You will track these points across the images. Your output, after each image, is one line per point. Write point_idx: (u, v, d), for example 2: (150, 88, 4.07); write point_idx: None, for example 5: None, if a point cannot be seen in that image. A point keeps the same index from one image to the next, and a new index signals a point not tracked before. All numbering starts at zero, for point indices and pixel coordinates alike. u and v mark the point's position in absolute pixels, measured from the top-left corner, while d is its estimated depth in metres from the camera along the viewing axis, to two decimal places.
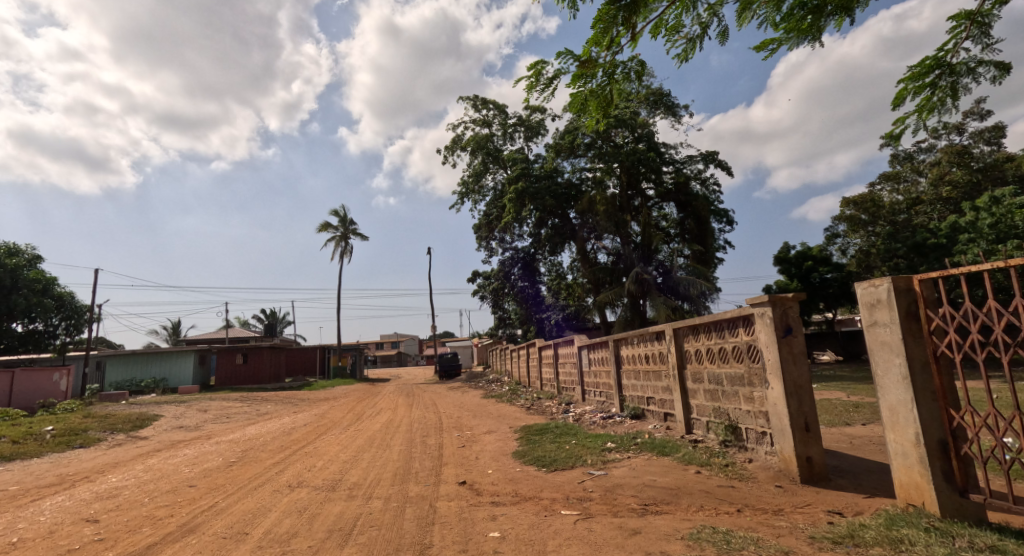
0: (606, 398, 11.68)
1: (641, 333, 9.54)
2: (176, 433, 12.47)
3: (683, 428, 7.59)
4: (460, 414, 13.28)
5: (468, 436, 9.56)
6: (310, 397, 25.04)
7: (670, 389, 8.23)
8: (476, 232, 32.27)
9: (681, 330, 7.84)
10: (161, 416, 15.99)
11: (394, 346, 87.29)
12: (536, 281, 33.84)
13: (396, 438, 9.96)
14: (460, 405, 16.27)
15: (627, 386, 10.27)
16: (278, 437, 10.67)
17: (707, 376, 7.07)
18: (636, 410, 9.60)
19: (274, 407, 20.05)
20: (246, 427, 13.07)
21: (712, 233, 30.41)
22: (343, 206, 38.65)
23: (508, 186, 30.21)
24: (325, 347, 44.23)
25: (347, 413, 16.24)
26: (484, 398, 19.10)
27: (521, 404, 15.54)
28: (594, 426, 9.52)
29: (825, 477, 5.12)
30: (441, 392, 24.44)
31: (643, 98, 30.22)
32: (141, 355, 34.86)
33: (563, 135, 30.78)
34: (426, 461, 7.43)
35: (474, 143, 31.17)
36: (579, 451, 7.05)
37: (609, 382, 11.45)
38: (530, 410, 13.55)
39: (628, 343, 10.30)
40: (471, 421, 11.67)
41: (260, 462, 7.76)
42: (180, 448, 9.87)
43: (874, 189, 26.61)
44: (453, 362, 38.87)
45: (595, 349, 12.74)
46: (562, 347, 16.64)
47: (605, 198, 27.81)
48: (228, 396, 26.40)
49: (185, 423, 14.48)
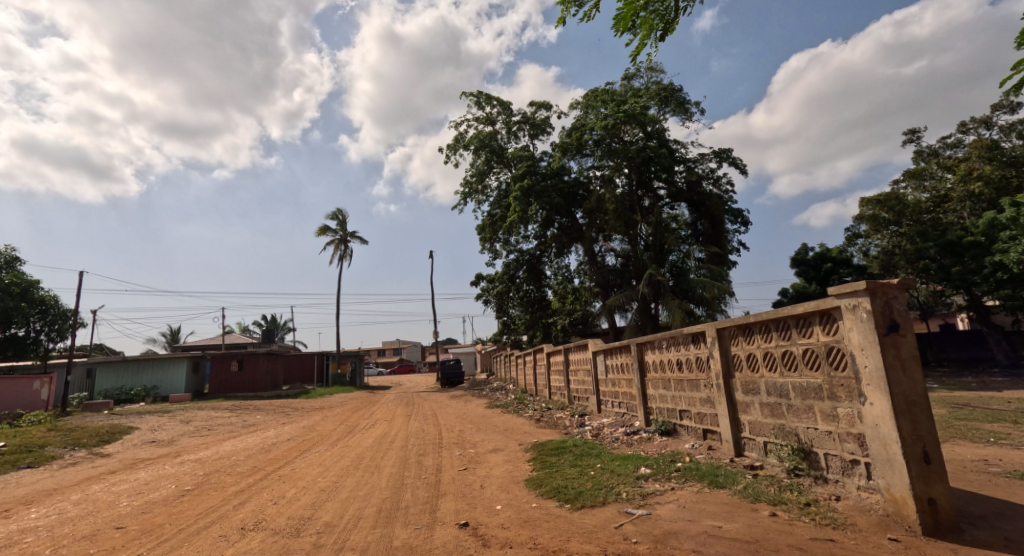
0: (627, 409, 10.37)
1: (672, 336, 8.23)
2: (144, 449, 11.19)
3: (732, 449, 6.27)
4: (462, 428, 11.99)
5: (471, 455, 8.26)
6: (304, 406, 23.72)
7: (712, 402, 6.92)
8: (479, 233, 30.90)
9: (726, 330, 6.53)
10: (138, 429, 14.74)
11: (397, 354, 86.17)
12: (542, 285, 32.61)
13: (390, 456, 8.71)
14: (462, 416, 14.99)
15: (654, 397, 8.94)
16: (255, 455, 9.36)
17: (765, 386, 5.74)
18: (667, 425, 8.29)
19: (264, 417, 18.78)
20: (223, 442, 11.78)
21: (726, 235, 29.20)
22: (341, 210, 41.49)
23: (512, 185, 29.02)
24: (324, 354, 42.97)
25: (340, 424, 14.97)
26: (488, 407, 17.80)
27: (529, 415, 14.26)
28: (618, 444, 8.20)
29: (955, 526, 3.78)
30: (442, 401, 23.11)
31: (653, 93, 29.09)
32: (131, 363, 33.68)
33: (570, 133, 29.60)
34: (420, 490, 6.12)
35: (478, 140, 30.02)
36: (608, 480, 5.68)
37: (631, 392, 10.16)
38: (541, 422, 12.26)
39: (654, 347, 9.01)
40: (475, 436, 10.39)
41: (219, 491, 6.43)
42: (138, 469, 8.54)
43: (897, 187, 25.20)
44: (455, 369, 37.57)
45: (612, 354, 11.45)
46: (572, 352, 15.38)
47: (615, 197, 26.59)
48: (218, 405, 25.11)
49: (160, 437, 13.21)
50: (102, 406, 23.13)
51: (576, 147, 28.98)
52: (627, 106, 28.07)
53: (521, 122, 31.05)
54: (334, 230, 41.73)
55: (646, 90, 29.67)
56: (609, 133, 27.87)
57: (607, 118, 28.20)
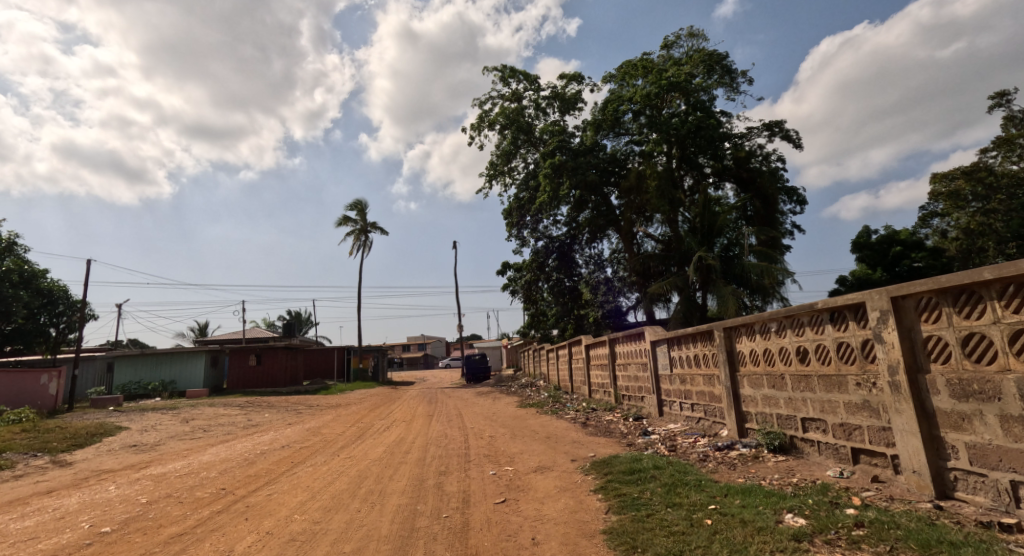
0: (706, 414, 8.15)
1: (789, 315, 5.88)
2: (115, 457, 9.36)
3: (931, 487, 3.94)
4: (495, 434, 9.89)
5: (508, 479, 6.11)
6: (321, 403, 22.14)
7: (876, 412, 4.57)
8: (506, 218, 28.68)
9: (908, 301, 4.16)
10: (128, 429, 13.11)
11: (422, 349, 84.97)
12: (574, 273, 30.40)
13: (402, 476, 6.65)
14: (492, 417, 12.99)
15: (755, 400, 6.70)
16: (234, 468, 7.37)
17: (1013, 388, 3.39)
18: (782, 440, 5.97)
19: (274, 416, 17.11)
20: (210, 448, 9.86)
21: (779, 216, 26.53)
22: (359, 199, 40.04)
23: (542, 163, 26.74)
24: (346, 348, 41.54)
25: (350, 426, 13.04)
26: (521, 407, 15.68)
27: (572, 417, 12.13)
28: (712, 464, 5.92)
29: None
30: (469, 398, 21.13)
31: (697, 62, 26.51)
32: (150, 356, 32.66)
33: (604, 107, 27.22)
34: (440, 546, 3.96)
35: (504, 117, 27.80)
36: (750, 542, 3.40)
37: (713, 392, 7.93)
38: (590, 427, 10.09)
39: (752, 332, 6.74)
40: (512, 447, 8.25)
41: (142, 541, 4.35)
42: (77, 488, 6.60)
43: (985, 157, 21.98)
44: (481, 364, 35.61)
45: (683, 344, 9.24)
46: (620, 343, 13.12)
47: (657, 173, 24.08)
48: (230, 401, 23.57)
49: (144, 439, 11.42)
50: (111, 402, 21.87)
51: (611, 122, 26.60)
52: (667, 75, 25.62)
53: (549, 97, 28.75)
54: (354, 220, 40.25)
55: (687, 58, 27.11)
56: (649, 104, 25.44)
57: (647, 88, 25.74)
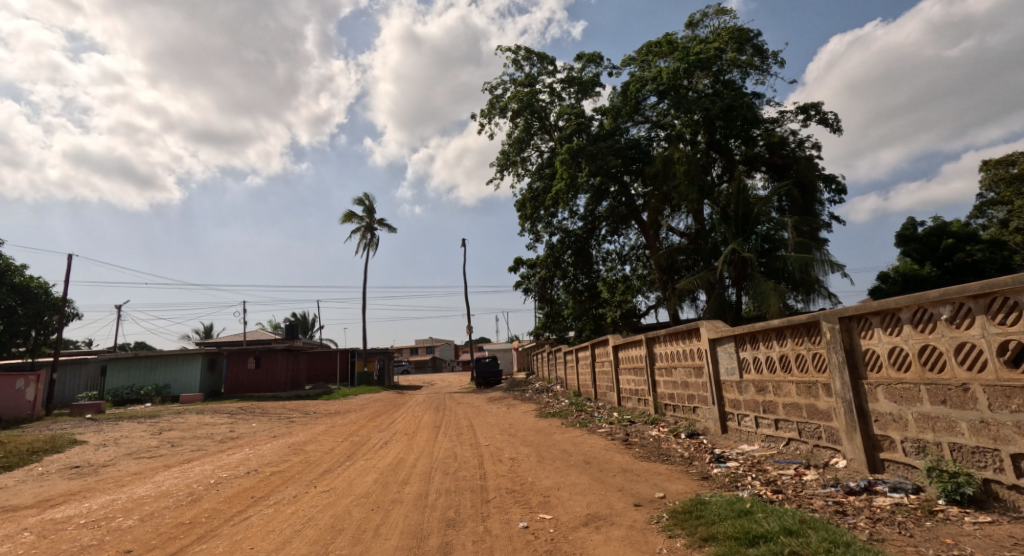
0: (803, 434, 6.11)
1: (983, 294, 3.79)
2: (39, 485, 7.43)
3: None
4: (518, 456, 7.88)
5: (549, 540, 4.11)
6: (319, 410, 20.30)
7: None
8: (519, 211, 26.68)
9: None
10: (84, 443, 11.23)
11: (429, 351, 83.18)
12: (592, 271, 28.32)
13: (393, 528, 4.68)
14: (510, 431, 10.99)
15: (903, 421, 4.62)
16: (167, 510, 5.38)
17: None
18: (974, 487, 3.86)
19: (264, 425, 15.25)
20: (161, 473, 7.88)
21: (818, 206, 24.34)
22: (365, 195, 38.38)
23: (559, 148, 24.75)
24: (350, 351, 39.69)
25: (343, 441, 11.10)
26: (541, 417, 13.68)
27: (608, 431, 10.09)
28: (864, 523, 3.85)
29: None
30: (480, 405, 19.18)
31: (726, 38, 24.40)
32: (143, 359, 31.03)
33: (624, 90, 25.15)
34: None
35: (517, 100, 25.83)
36: None
37: (817, 406, 5.85)
38: (637, 447, 8.07)
39: (896, 321, 4.64)
40: (543, 479, 6.25)
41: None
42: None
43: None
44: (491, 368, 33.64)
45: (759, 343, 7.17)
46: (662, 344, 11.08)
47: (685, 156, 21.89)
48: (221, 409, 21.73)
49: (92, 459, 9.49)
50: (92, 409, 20.11)
51: (631, 107, 24.48)
52: (694, 52, 23.61)
53: (565, 82, 26.85)
54: (360, 217, 38.65)
55: (713, 37, 24.94)
56: (673, 85, 23.44)
57: (671, 67, 23.73)
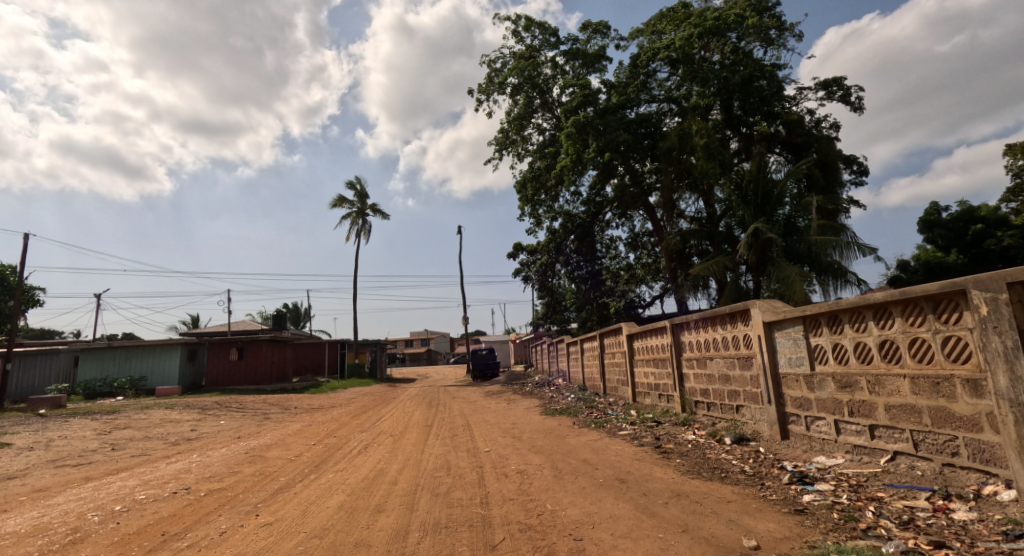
0: (922, 449, 4.49)
1: None
2: None
3: None
4: (527, 469, 6.18)
5: None
6: (302, 406, 18.58)
7: None
8: (519, 192, 24.89)
9: None
10: (7, 447, 9.43)
11: (424, 343, 81.51)
12: (595, 260, 26.58)
13: None
14: (512, 433, 9.32)
15: None
16: None
17: None
18: None
19: (233, 424, 13.50)
20: (71, 490, 6.14)
21: (839, 188, 22.64)
22: (356, 179, 36.46)
23: (563, 124, 22.95)
24: (340, 342, 37.95)
25: (316, 444, 9.40)
26: (546, 416, 12.03)
27: (632, 435, 8.42)
28: None
29: None
30: (477, 400, 17.58)
31: (743, 6, 22.55)
32: (118, 350, 29.16)
33: (633, 61, 23.32)
34: None
35: (518, 73, 23.97)
36: None
37: (951, 410, 4.21)
38: (678, 458, 6.40)
39: None
40: (567, 507, 4.57)
41: None
42: None
43: None
44: (488, 360, 32.00)
45: (846, 326, 5.44)
46: (691, 332, 9.43)
47: (703, 129, 20.07)
48: (194, 403, 19.96)
49: (2, 468, 7.72)
50: (50, 403, 18.28)
51: (639, 81, 22.71)
52: (711, 18, 21.74)
53: (568, 54, 24.97)
54: (352, 202, 36.81)
55: (729, 5, 23.07)
56: (687, 54, 21.64)
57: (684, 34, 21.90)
